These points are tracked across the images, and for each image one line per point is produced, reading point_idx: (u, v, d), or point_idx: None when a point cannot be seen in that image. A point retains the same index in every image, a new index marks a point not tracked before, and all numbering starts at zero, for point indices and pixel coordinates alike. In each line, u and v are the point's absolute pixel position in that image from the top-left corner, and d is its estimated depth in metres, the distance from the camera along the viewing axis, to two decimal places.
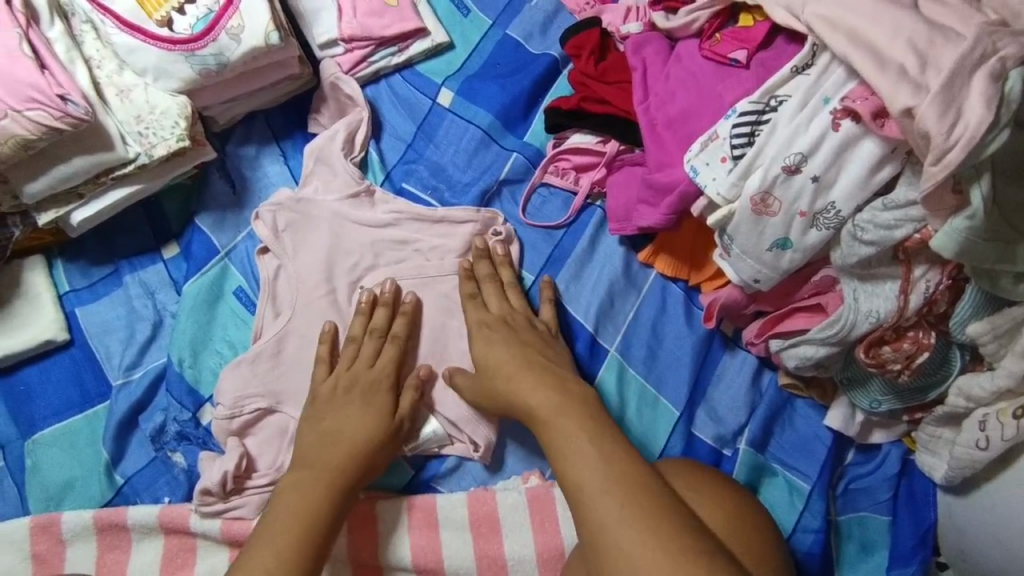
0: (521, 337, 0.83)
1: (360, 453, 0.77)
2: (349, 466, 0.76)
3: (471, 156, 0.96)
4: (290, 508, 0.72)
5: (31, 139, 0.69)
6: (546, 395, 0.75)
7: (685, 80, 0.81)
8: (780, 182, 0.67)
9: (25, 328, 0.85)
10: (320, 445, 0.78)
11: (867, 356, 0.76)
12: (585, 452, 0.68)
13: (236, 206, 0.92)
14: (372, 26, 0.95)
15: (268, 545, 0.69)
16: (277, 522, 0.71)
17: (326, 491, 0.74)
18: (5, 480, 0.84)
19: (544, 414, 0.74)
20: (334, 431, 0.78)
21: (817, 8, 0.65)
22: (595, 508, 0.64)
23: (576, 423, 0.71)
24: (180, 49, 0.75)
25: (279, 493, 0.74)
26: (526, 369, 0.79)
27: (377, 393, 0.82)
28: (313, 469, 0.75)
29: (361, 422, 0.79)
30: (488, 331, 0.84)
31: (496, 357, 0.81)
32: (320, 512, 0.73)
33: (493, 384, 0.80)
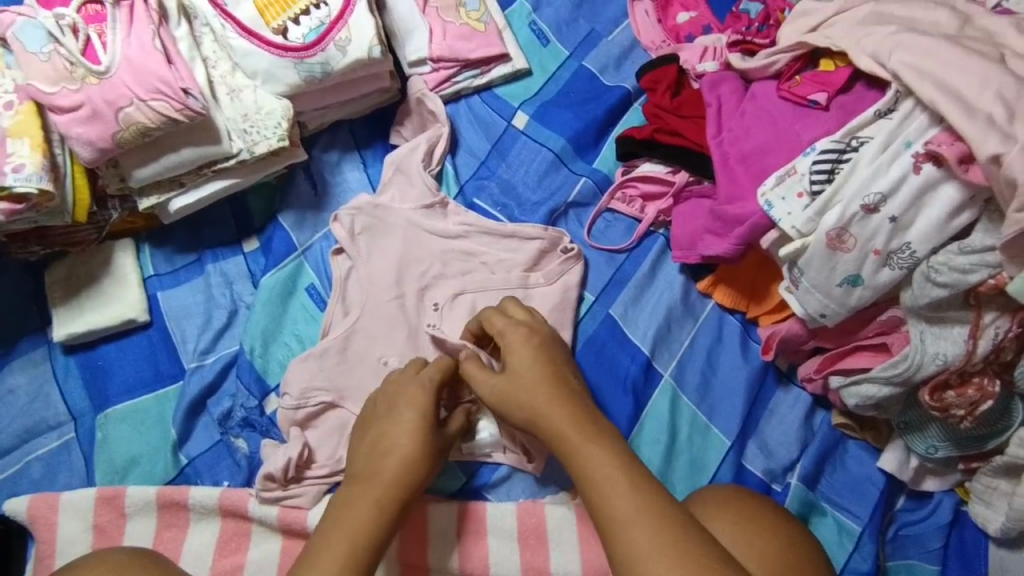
0: (552, 360, 0.78)
1: (417, 462, 0.73)
2: (410, 474, 0.72)
3: (541, 178, 1.00)
4: (352, 514, 0.68)
5: (149, 127, 0.74)
6: (571, 425, 0.70)
7: (762, 118, 0.84)
8: (857, 220, 0.70)
9: (110, 305, 0.90)
10: (384, 448, 0.74)
11: (931, 399, 0.76)
12: (615, 480, 0.65)
13: (316, 207, 0.97)
14: (460, 49, 1.00)
15: (328, 547, 0.65)
16: (336, 525, 0.67)
17: (386, 498, 0.70)
18: (75, 450, 0.87)
19: (569, 439, 0.70)
20: (403, 435, 0.74)
21: (904, 58, 0.70)
22: (627, 536, 0.62)
23: (606, 451, 0.68)
24: (292, 56, 0.81)
25: (332, 507, 0.70)
26: (555, 397, 0.73)
27: (427, 409, 0.76)
28: (380, 469, 0.72)
29: (414, 443, 0.74)
30: (509, 344, 0.79)
31: (522, 375, 0.76)
32: (379, 518, 0.68)
33: (518, 400, 0.74)
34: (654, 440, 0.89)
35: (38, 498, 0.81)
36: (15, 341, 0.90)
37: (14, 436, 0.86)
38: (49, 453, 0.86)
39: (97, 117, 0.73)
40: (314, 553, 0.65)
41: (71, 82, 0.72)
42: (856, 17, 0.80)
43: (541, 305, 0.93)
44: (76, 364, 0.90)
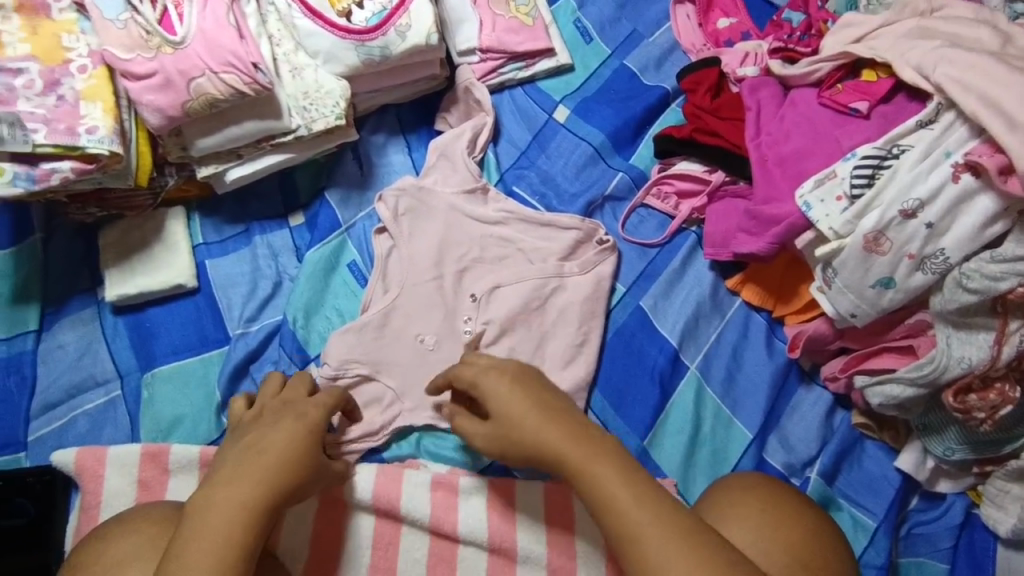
0: (530, 385, 0.73)
1: (295, 469, 0.69)
2: (286, 479, 0.68)
3: (579, 171, 1.03)
4: (211, 522, 0.63)
5: (218, 99, 0.77)
6: (570, 445, 0.68)
7: (802, 123, 0.87)
8: (894, 225, 0.73)
9: (161, 270, 0.92)
10: (266, 450, 0.69)
11: (954, 401, 0.79)
12: (625, 496, 0.65)
13: (361, 186, 0.99)
14: (508, 41, 1.03)
15: (192, 557, 0.61)
16: (200, 531, 0.62)
17: (255, 507, 0.65)
18: (120, 408, 0.90)
19: (573, 462, 0.67)
20: (287, 442, 0.70)
21: (948, 72, 0.73)
22: (647, 547, 0.63)
23: (609, 466, 0.66)
24: (353, 39, 0.84)
25: (194, 506, 0.64)
26: (546, 422, 0.69)
27: (314, 423, 0.74)
28: (245, 473, 0.66)
29: (293, 438, 0.71)
30: (484, 390, 0.74)
31: (510, 412, 0.71)
32: (247, 516, 0.64)
33: (509, 441, 0.71)
34: (678, 430, 0.92)
35: (85, 450, 0.84)
36: (66, 300, 0.94)
37: (62, 390, 0.90)
38: (95, 409, 0.89)
39: (169, 85, 0.76)
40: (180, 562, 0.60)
41: (147, 51, 0.75)
42: (901, 29, 0.84)
43: (576, 293, 0.95)
44: (124, 325, 0.93)
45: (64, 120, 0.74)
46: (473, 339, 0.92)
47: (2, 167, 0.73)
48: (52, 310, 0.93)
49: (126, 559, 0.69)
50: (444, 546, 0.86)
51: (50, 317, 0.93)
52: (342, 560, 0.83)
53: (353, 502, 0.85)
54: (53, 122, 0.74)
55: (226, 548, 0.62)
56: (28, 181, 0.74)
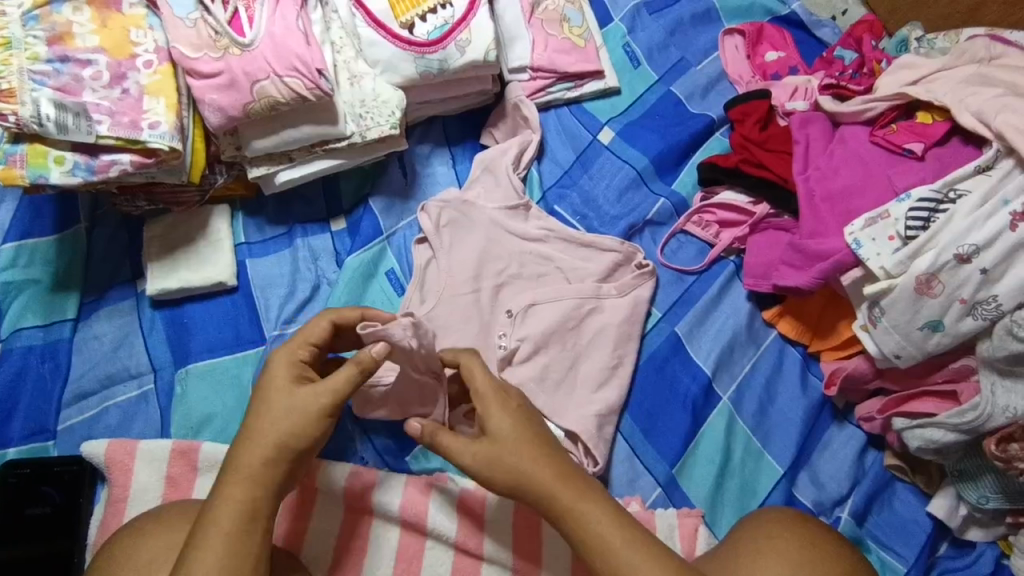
0: (529, 413, 0.71)
1: (288, 442, 0.67)
2: (276, 455, 0.66)
3: (621, 193, 1.03)
4: (216, 511, 0.64)
5: (279, 102, 0.80)
6: (561, 484, 0.67)
7: (853, 160, 0.89)
8: (948, 268, 0.75)
9: (202, 267, 0.93)
10: (257, 426, 0.67)
11: (995, 449, 0.78)
12: (615, 540, 0.64)
13: (405, 195, 1.00)
14: (560, 61, 1.04)
15: (205, 543, 0.62)
16: (210, 520, 0.63)
17: (257, 487, 0.65)
18: (152, 403, 0.89)
19: (561, 501, 0.66)
20: (276, 417, 0.67)
21: (1008, 119, 0.78)
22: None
23: (598, 508, 0.66)
24: (413, 50, 0.87)
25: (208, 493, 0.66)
26: (541, 455, 0.68)
27: (281, 373, 0.69)
28: (241, 459, 0.66)
29: (276, 401, 0.68)
30: (486, 408, 0.70)
31: (504, 437, 0.69)
32: (252, 499, 0.65)
33: (505, 469, 0.68)
34: (708, 461, 0.91)
35: (116, 443, 0.84)
36: (106, 290, 0.94)
37: (96, 379, 0.89)
38: (127, 401, 0.89)
39: (233, 85, 0.78)
40: (190, 554, 0.62)
41: (214, 50, 0.78)
42: (959, 75, 0.87)
43: (613, 315, 0.94)
44: (162, 318, 0.93)
45: (128, 113, 0.76)
46: (507, 355, 0.89)
47: (63, 156, 0.75)
48: (91, 299, 0.94)
49: (157, 558, 0.70)
50: (466, 563, 0.84)
51: (88, 306, 0.94)
52: (364, 568, 0.82)
53: (379, 511, 0.84)
54: (117, 115, 0.76)
55: (232, 526, 0.63)
56: (87, 172, 0.76)
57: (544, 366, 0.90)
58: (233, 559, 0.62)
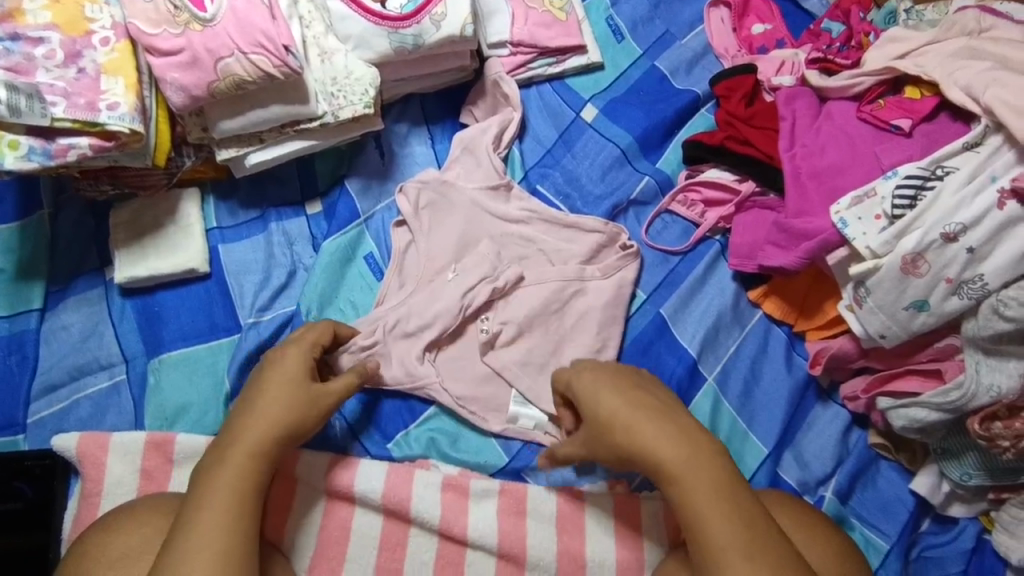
0: (631, 385, 0.74)
1: (291, 421, 0.72)
2: (279, 431, 0.71)
3: (605, 172, 1.00)
4: (218, 479, 0.67)
5: (245, 81, 0.76)
6: (665, 449, 0.68)
7: (839, 137, 0.88)
8: (934, 247, 0.74)
9: (172, 254, 0.90)
10: (261, 408, 0.72)
11: (979, 428, 0.79)
12: (717, 509, 0.65)
13: (382, 176, 0.96)
14: (540, 35, 1.00)
15: (208, 506, 0.66)
16: (211, 486, 0.67)
17: (257, 461, 0.69)
18: (124, 394, 0.87)
19: (670, 468, 0.68)
20: (274, 398, 0.73)
21: (997, 94, 0.76)
22: (713, 543, 0.65)
23: (696, 467, 0.67)
24: (387, 25, 0.84)
25: (209, 467, 0.69)
26: (646, 420, 0.70)
27: (296, 378, 0.75)
28: (245, 432, 0.70)
29: (288, 394, 0.74)
30: (586, 383, 0.74)
31: (617, 412, 0.71)
32: (251, 471, 0.69)
33: (608, 439, 0.71)
34: None
35: (88, 435, 0.82)
36: (73, 279, 0.91)
37: (65, 371, 0.87)
38: (99, 393, 0.87)
39: (195, 63, 0.75)
40: (194, 516, 0.65)
41: (174, 26, 0.75)
42: (948, 48, 0.85)
43: (597, 297, 0.92)
44: (132, 307, 0.90)
45: (85, 94, 0.72)
46: (489, 339, 0.88)
47: (18, 140, 0.71)
48: (58, 289, 0.91)
49: (131, 553, 0.69)
50: (450, 549, 0.82)
51: (55, 295, 0.91)
52: (347, 557, 0.81)
53: (361, 499, 0.82)
54: (73, 96, 0.72)
55: (240, 495, 0.67)
56: (43, 156, 0.72)
57: (528, 349, 0.89)
58: (234, 526, 0.66)
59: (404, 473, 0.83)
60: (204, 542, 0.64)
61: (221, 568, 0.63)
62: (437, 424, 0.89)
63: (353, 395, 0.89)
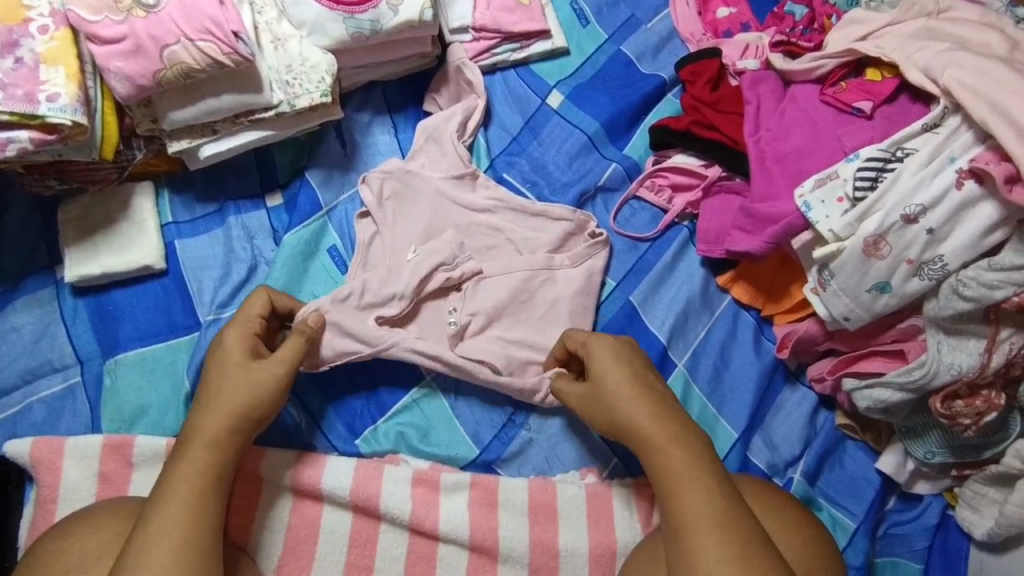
0: (636, 358, 0.76)
1: (245, 408, 0.70)
2: (240, 423, 0.70)
3: (572, 159, 0.99)
4: (178, 473, 0.66)
5: (193, 69, 0.74)
6: (653, 423, 0.69)
7: (802, 120, 0.88)
8: (895, 229, 0.75)
9: (126, 250, 0.87)
10: (215, 396, 0.70)
11: (941, 407, 0.80)
12: (697, 482, 0.66)
13: (344, 166, 0.94)
14: (503, 20, 0.99)
15: (169, 501, 0.64)
16: (172, 480, 0.65)
17: (219, 452, 0.68)
18: (79, 397, 0.84)
19: (655, 443, 0.69)
20: (224, 385, 0.71)
21: (955, 76, 0.76)
22: (684, 515, 0.64)
23: (674, 437, 0.69)
24: (341, 10, 0.81)
25: (173, 460, 0.67)
26: (640, 394, 0.71)
27: (241, 360, 0.73)
28: (205, 424, 0.69)
29: (241, 382, 0.71)
30: (592, 352, 0.76)
31: (608, 377, 0.73)
32: (211, 465, 0.67)
33: (603, 405, 0.73)
34: None
35: (42, 441, 0.79)
36: (21, 278, 0.88)
37: (15, 375, 0.83)
38: (53, 396, 0.84)
39: (140, 51, 0.72)
40: (152, 514, 0.64)
41: (116, 12, 0.72)
42: (907, 30, 0.86)
43: (565, 286, 0.91)
44: (85, 307, 0.87)
45: (22, 85, 0.69)
46: (458, 330, 0.87)
47: None
48: (6, 289, 0.87)
49: (89, 558, 0.66)
50: (422, 544, 0.81)
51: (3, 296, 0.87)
52: (316, 556, 0.79)
53: (329, 496, 0.81)
54: (9, 86, 0.68)
55: (199, 490, 0.66)
56: None
57: (497, 339, 0.88)
58: (195, 521, 0.64)
59: (372, 468, 0.82)
60: (162, 537, 0.62)
61: (180, 562, 0.62)
62: (405, 417, 0.88)
63: (319, 390, 0.87)
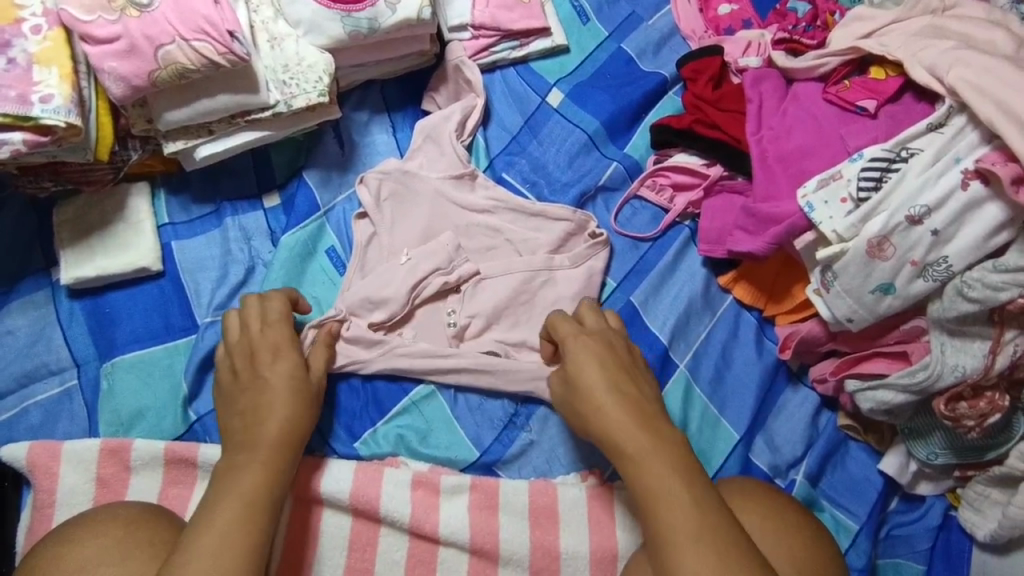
0: (616, 357, 0.76)
1: (297, 421, 0.72)
2: (292, 436, 0.72)
3: (572, 159, 0.98)
4: (239, 480, 0.66)
5: (188, 69, 0.73)
6: (630, 428, 0.69)
7: (805, 119, 0.87)
8: (900, 230, 0.74)
9: (123, 251, 0.86)
10: (264, 408, 0.72)
11: (944, 409, 0.79)
12: (672, 490, 0.64)
13: (342, 166, 0.93)
14: (502, 18, 0.97)
15: (225, 503, 0.64)
16: (230, 485, 0.65)
17: (275, 459, 0.69)
18: (76, 399, 0.83)
19: (630, 450, 0.67)
20: (276, 399, 0.73)
21: (961, 74, 0.76)
22: (660, 524, 0.63)
23: (648, 443, 0.67)
24: (337, 8, 0.80)
25: (226, 469, 0.67)
26: (615, 397, 0.71)
27: (294, 373, 0.76)
28: (262, 433, 0.70)
29: (292, 396, 0.74)
30: (570, 353, 0.76)
31: (584, 380, 0.73)
32: (272, 471, 0.68)
33: (578, 407, 0.73)
34: None
35: (39, 445, 0.78)
36: (16, 280, 0.87)
37: (11, 378, 0.83)
38: (49, 400, 0.83)
39: (134, 51, 0.71)
40: (204, 519, 0.63)
41: (110, 12, 0.71)
42: (912, 28, 0.85)
43: (565, 287, 0.90)
44: (81, 309, 0.86)
45: (16, 86, 0.68)
46: (458, 333, 0.87)
47: None
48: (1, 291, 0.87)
49: (88, 565, 0.65)
50: (423, 547, 0.81)
51: None
52: (315, 560, 0.79)
53: (329, 500, 0.80)
54: (2, 88, 0.68)
55: (256, 496, 0.65)
56: None
57: (497, 341, 0.87)
58: (251, 524, 0.63)
59: (372, 471, 0.81)
60: (216, 540, 0.61)
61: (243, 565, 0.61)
62: (405, 420, 0.87)
63: None
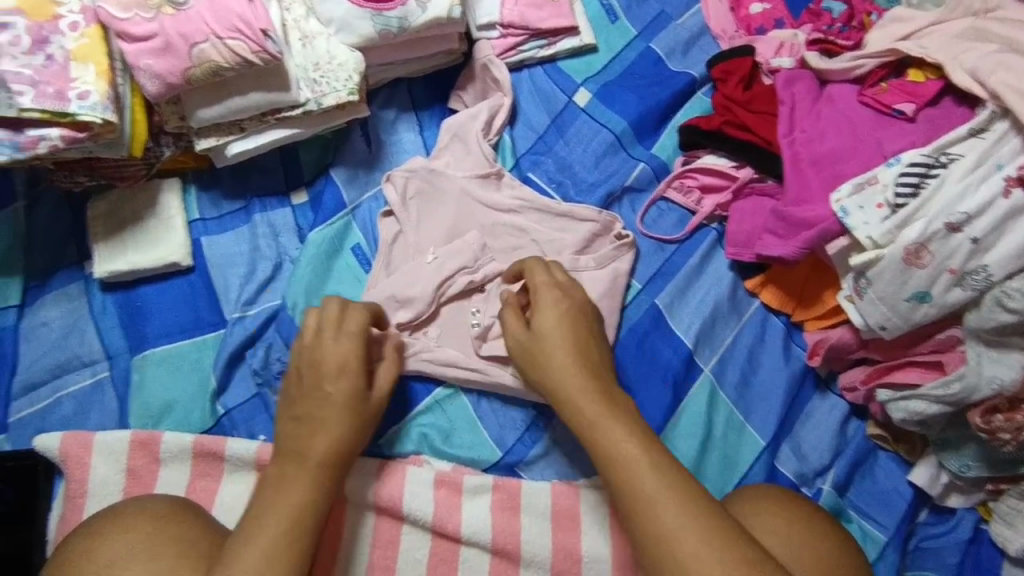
0: (583, 315, 0.78)
1: (349, 436, 0.72)
2: (342, 451, 0.71)
3: (598, 159, 0.97)
4: (285, 494, 0.67)
5: (222, 67, 0.73)
6: (587, 394, 0.71)
7: (840, 121, 0.85)
8: (938, 237, 0.72)
9: (154, 246, 0.87)
10: (316, 421, 0.72)
11: (980, 421, 0.78)
12: (630, 454, 0.67)
13: (369, 164, 0.94)
14: (531, 16, 0.97)
15: (269, 515, 0.65)
16: (278, 500, 0.66)
17: (320, 472, 0.69)
18: (108, 391, 0.85)
19: (586, 418, 0.70)
20: (327, 412, 0.72)
21: (1004, 78, 0.74)
22: (622, 485, 0.66)
23: (604, 407, 0.70)
24: (368, 7, 0.80)
25: (273, 481, 0.68)
26: (576, 360, 0.73)
27: (356, 392, 0.74)
28: (311, 447, 0.70)
29: (346, 410, 0.73)
30: (538, 306, 0.78)
31: (548, 336, 0.75)
32: (315, 485, 0.68)
33: (538, 363, 0.75)
34: (690, 434, 0.87)
35: (71, 435, 0.79)
36: (51, 273, 0.89)
37: (45, 370, 0.84)
38: (81, 391, 0.84)
39: (169, 49, 0.72)
40: (249, 531, 0.64)
41: (146, 10, 0.72)
42: (953, 29, 0.83)
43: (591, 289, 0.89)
44: (114, 302, 0.87)
45: (54, 82, 0.69)
46: (481, 333, 0.85)
47: None
48: (37, 283, 0.88)
49: (120, 560, 0.66)
50: (445, 546, 0.81)
51: (34, 290, 0.88)
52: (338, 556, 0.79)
53: (352, 497, 0.80)
54: (41, 84, 0.69)
55: (299, 510, 0.66)
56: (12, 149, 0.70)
57: None
58: (293, 537, 0.64)
59: (395, 469, 0.82)
60: (259, 552, 0.63)
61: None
62: (429, 418, 0.87)
63: None
